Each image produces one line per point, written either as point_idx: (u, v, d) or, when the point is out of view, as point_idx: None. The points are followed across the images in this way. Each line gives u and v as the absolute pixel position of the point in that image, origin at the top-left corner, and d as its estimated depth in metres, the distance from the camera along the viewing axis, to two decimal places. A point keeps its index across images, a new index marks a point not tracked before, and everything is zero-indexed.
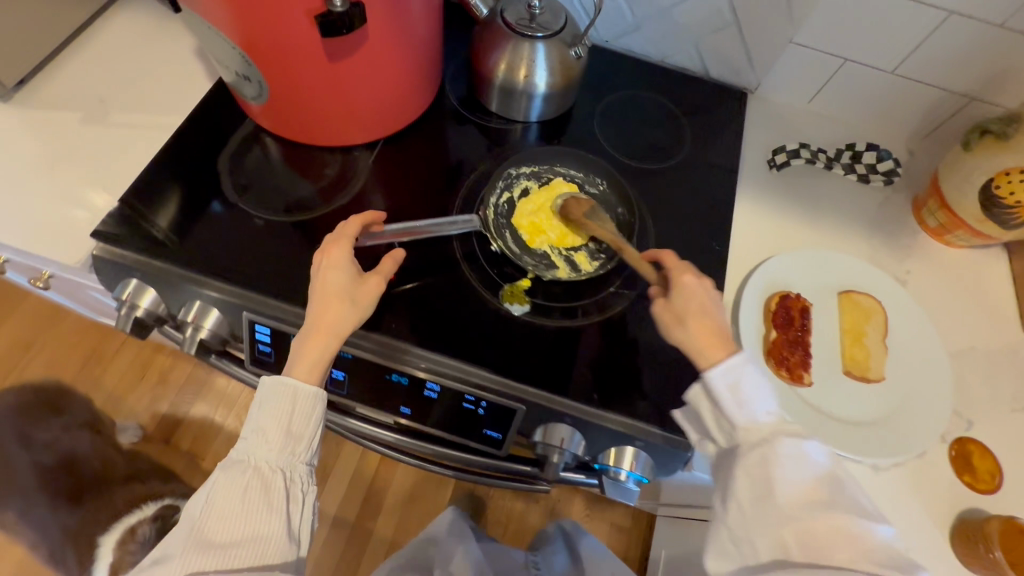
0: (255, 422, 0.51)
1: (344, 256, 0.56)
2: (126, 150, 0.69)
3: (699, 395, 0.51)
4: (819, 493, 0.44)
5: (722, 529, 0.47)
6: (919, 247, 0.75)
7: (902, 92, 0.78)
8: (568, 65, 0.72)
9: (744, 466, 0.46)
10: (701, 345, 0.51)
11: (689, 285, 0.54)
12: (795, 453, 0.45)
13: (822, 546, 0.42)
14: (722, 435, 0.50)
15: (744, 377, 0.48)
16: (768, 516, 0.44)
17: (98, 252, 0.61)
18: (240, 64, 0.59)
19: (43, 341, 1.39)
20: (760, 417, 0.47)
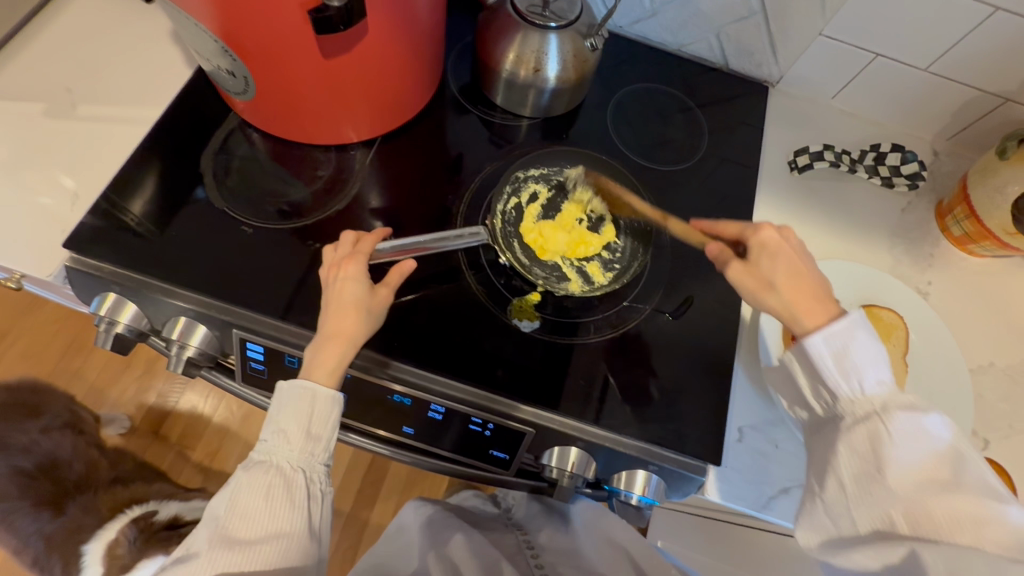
0: (275, 423, 0.51)
1: (358, 266, 0.54)
2: (97, 145, 0.64)
3: (793, 360, 0.48)
4: (939, 472, 0.40)
5: (816, 501, 0.45)
6: (940, 256, 0.72)
7: (933, 91, 0.73)
8: (582, 57, 0.66)
9: (847, 441, 0.44)
10: (799, 312, 0.49)
11: (770, 244, 0.52)
12: (910, 426, 0.42)
13: (938, 526, 0.38)
14: (819, 405, 0.47)
15: (854, 343, 0.45)
16: (873, 492, 0.41)
17: (70, 263, 0.56)
18: (221, 57, 0.53)
19: (21, 330, 1.34)
20: (867, 387, 0.44)
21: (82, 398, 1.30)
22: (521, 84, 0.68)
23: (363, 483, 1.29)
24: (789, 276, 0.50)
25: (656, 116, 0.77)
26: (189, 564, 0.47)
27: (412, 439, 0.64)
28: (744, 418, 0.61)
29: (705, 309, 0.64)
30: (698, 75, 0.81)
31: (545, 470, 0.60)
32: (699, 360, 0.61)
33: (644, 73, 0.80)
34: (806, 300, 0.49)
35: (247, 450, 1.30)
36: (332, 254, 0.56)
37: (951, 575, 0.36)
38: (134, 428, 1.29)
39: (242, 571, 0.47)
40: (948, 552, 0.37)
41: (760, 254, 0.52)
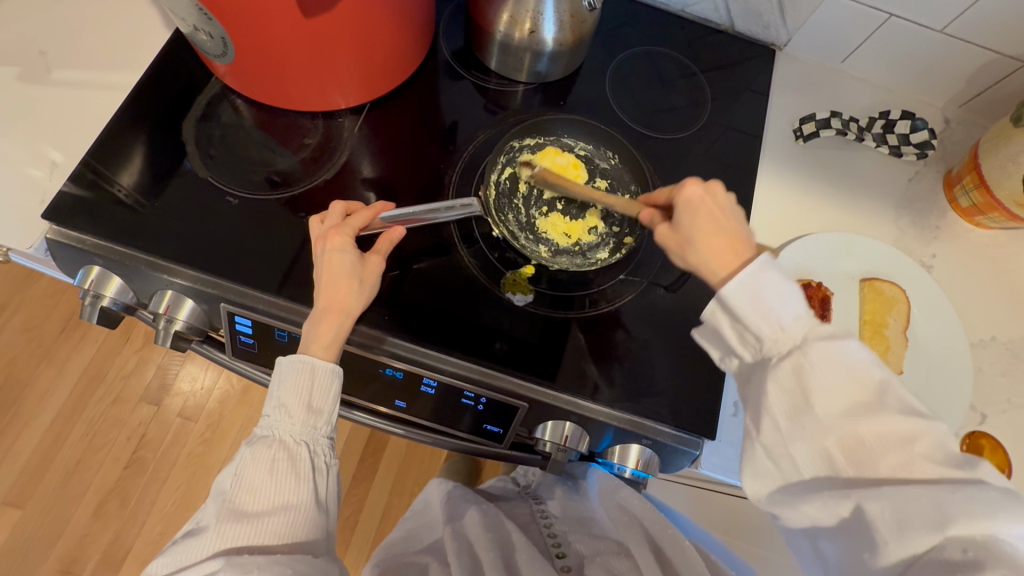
0: (277, 398, 0.51)
1: (346, 239, 0.53)
2: (74, 112, 0.61)
3: (718, 309, 0.45)
4: (862, 396, 0.39)
5: (756, 447, 0.42)
6: (947, 228, 0.70)
7: (947, 54, 0.70)
8: (580, 18, 0.62)
9: (776, 378, 0.41)
10: (713, 263, 0.46)
11: (692, 201, 0.47)
12: (834, 355, 0.40)
13: (871, 455, 0.38)
14: (747, 350, 0.44)
15: (766, 283, 0.43)
16: (806, 429, 0.40)
17: (50, 235, 0.55)
18: (198, 17, 0.50)
19: (20, 301, 1.34)
20: (787, 323, 0.42)
21: (84, 368, 1.32)
22: (516, 47, 0.65)
23: (363, 455, 1.30)
24: (715, 236, 0.46)
25: (657, 81, 0.73)
26: (200, 538, 0.47)
27: (405, 413, 0.63)
28: (740, 393, 0.60)
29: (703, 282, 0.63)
30: (703, 37, 0.77)
31: (539, 443, 0.60)
32: (694, 335, 0.60)
33: (647, 35, 0.76)
34: (722, 253, 0.46)
35: (247, 422, 1.31)
36: (321, 227, 0.54)
37: (898, 520, 0.36)
38: (133, 399, 1.31)
39: (251, 545, 0.47)
40: (888, 496, 0.36)
41: (681, 212, 0.48)
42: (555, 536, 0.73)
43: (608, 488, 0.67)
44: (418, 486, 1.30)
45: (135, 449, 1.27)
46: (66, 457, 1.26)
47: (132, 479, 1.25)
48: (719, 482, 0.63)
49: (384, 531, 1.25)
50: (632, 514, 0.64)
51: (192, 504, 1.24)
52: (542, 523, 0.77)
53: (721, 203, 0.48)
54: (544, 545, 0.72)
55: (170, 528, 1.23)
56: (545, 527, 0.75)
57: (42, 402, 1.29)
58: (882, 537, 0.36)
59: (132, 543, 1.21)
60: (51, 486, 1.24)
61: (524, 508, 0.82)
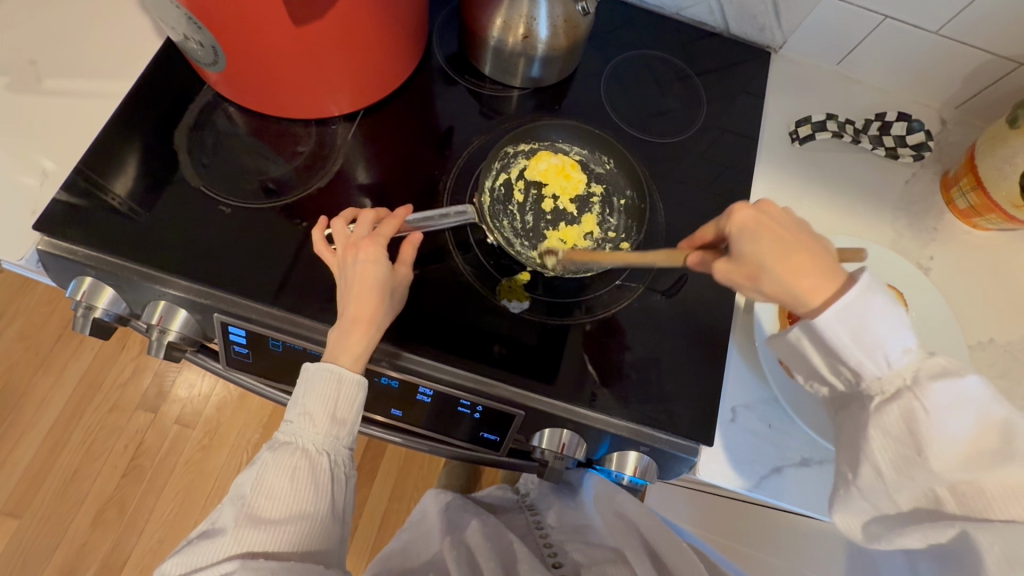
0: (300, 405, 0.50)
1: (381, 249, 0.52)
2: (65, 122, 0.61)
3: (802, 336, 0.42)
4: (984, 442, 0.38)
5: (850, 488, 0.42)
6: (944, 230, 0.70)
7: (942, 56, 0.70)
8: (574, 22, 0.62)
9: (881, 422, 0.40)
10: (802, 292, 0.41)
11: (747, 225, 0.42)
12: (947, 394, 0.38)
13: (987, 499, 0.37)
14: (840, 380, 0.43)
15: (869, 314, 0.39)
16: (916, 472, 0.38)
17: (41, 246, 0.54)
18: (188, 26, 0.50)
19: (15, 308, 1.34)
20: (894, 360, 0.39)
21: (80, 376, 1.31)
22: (510, 52, 0.65)
23: (362, 460, 1.30)
24: (793, 256, 0.41)
25: (652, 84, 0.73)
26: (217, 540, 0.47)
27: (401, 420, 0.63)
28: (738, 398, 0.60)
29: (700, 287, 0.63)
30: (698, 40, 0.77)
31: (536, 451, 0.60)
32: (691, 340, 0.60)
33: (641, 38, 0.76)
34: (800, 277, 0.41)
35: (245, 428, 1.31)
36: (348, 234, 0.53)
37: (1006, 556, 0.37)
38: (130, 406, 1.30)
39: (266, 552, 0.46)
40: (1004, 534, 0.37)
41: (739, 239, 0.42)
42: (552, 546, 0.74)
43: (605, 496, 0.66)
44: (417, 491, 1.29)
45: (133, 457, 1.27)
46: (64, 465, 1.25)
47: (129, 486, 1.25)
48: (714, 488, 0.64)
49: (384, 536, 1.25)
50: (629, 519, 0.64)
51: (191, 511, 1.24)
52: (541, 533, 0.77)
53: (788, 215, 0.43)
54: (542, 554, 0.73)
55: (169, 535, 1.22)
56: (543, 537, 0.76)
57: (38, 410, 1.28)
58: (990, 571, 0.37)
59: (130, 551, 1.21)
60: (49, 494, 1.23)
61: (520, 518, 0.83)
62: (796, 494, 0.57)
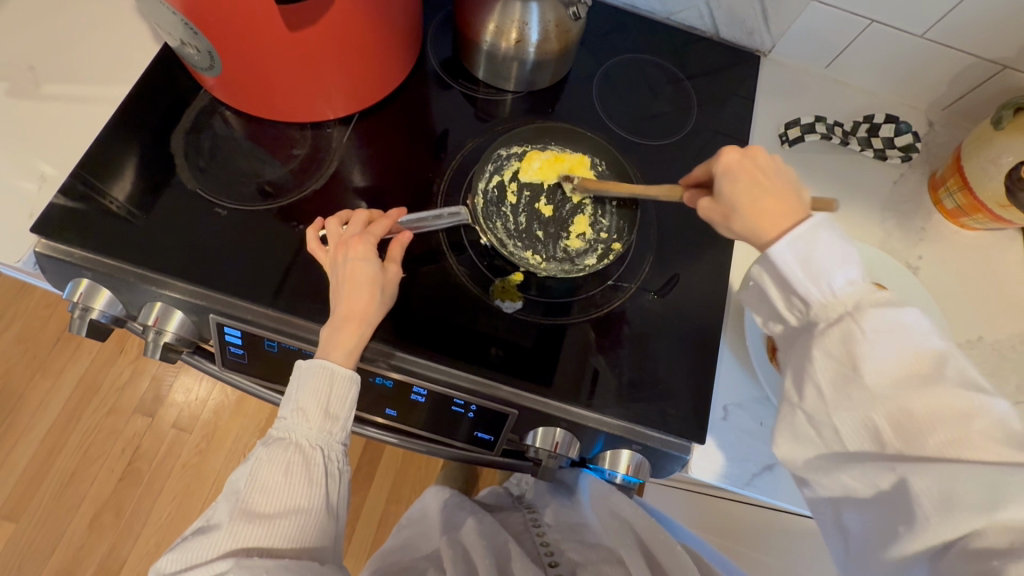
0: (294, 401, 0.51)
1: (369, 247, 0.53)
2: (63, 126, 0.61)
3: (762, 271, 0.43)
4: (920, 368, 0.37)
5: (796, 412, 0.41)
6: (932, 230, 0.71)
7: (928, 59, 0.71)
8: (565, 27, 0.63)
9: (822, 343, 0.40)
10: (762, 227, 0.43)
11: (731, 166, 0.45)
12: (886, 322, 0.38)
13: (919, 428, 0.36)
14: (792, 314, 0.43)
15: (819, 244, 0.40)
16: (855, 395, 0.38)
17: (38, 248, 0.55)
18: (184, 31, 0.51)
19: (13, 313, 1.34)
20: (838, 288, 0.40)
21: (77, 380, 1.32)
22: (503, 57, 0.66)
23: (359, 463, 1.30)
24: (766, 198, 0.43)
25: (643, 88, 0.74)
26: (211, 535, 0.47)
27: (396, 421, 0.63)
28: (730, 396, 0.61)
29: (691, 287, 0.63)
30: (689, 44, 0.78)
31: (530, 450, 0.60)
32: (684, 339, 0.60)
33: (633, 43, 0.77)
34: (773, 215, 0.43)
35: (242, 431, 1.31)
36: (341, 233, 0.54)
37: (944, 497, 0.34)
38: (127, 410, 1.30)
39: (260, 547, 0.47)
40: (936, 471, 0.35)
41: (721, 180, 0.46)
42: (549, 545, 0.74)
43: (600, 495, 0.66)
44: (415, 493, 1.29)
45: (129, 461, 1.27)
46: (60, 469, 1.25)
47: (126, 490, 1.25)
48: (706, 485, 0.64)
49: (382, 537, 1.25)
50: (622, 517, 0.64)
51: (187, 515, 1.24)
52: (537, 532, 0.78)
53: (772, 163, 0.45)
54: (537, 554, 0.73)
55: (165, 539, 1.22)
56: (539, 536, 0.77)
57: (35, 414, 1.28)
58: (923, 512, 0.35)
59: (127, 555, 1.20)
60: (46, 498, 1.23)
61: (516, 517, 0.83)
62: (789, 490, 0.57)
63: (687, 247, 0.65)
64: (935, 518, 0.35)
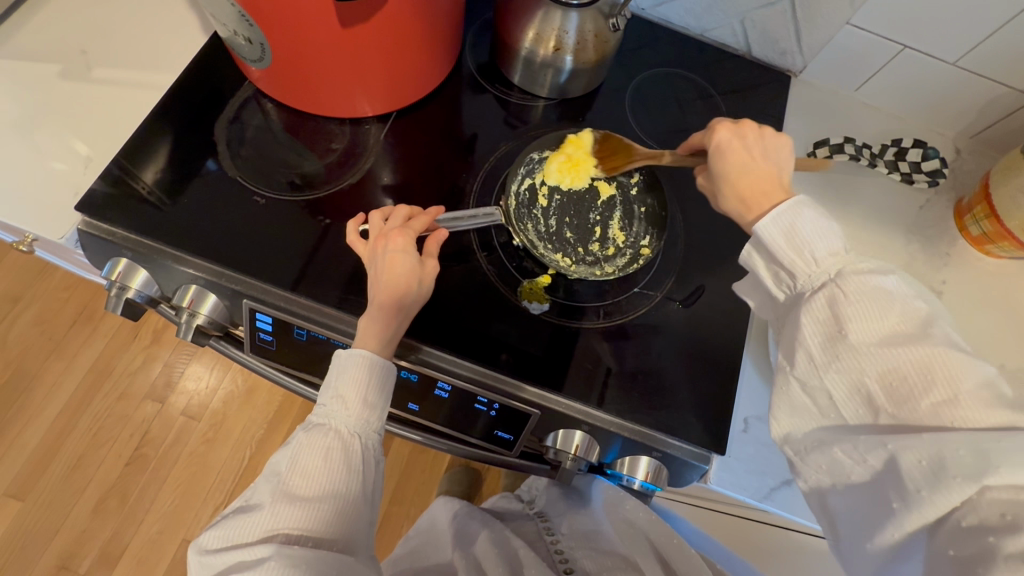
0: (333, 387, 0.52)
1: (409, 241, 0.53)
2: (109, 110, 0.63)
3: (753, 253, 0.46)
4: (905, 328, 0.39)
5: (790, 378, 0.43)
6: (956, 255, 0.71)
7: (958, 87, 0.72)
8: (603, 37, 0.64)
9: (809, 311, 0.42)
10: (741, 208, 0.47)
11: (721, 144, 0.49)
12: (868, 287, 0.40)
13: (909, 389, 0.38)
14: (781, 290, 0.45)
15: (801, 221, 0.43)
16: (842, 356, 0.40)
17: (82, 226, 0.56)
18: (238, 22, 0.52)
19: (33, 293, 1.36)
20: (819, 258, 0.42)
21: (92, 362, 1.33)
22: (539, 64, 0.67)
23: None
24: (745, 172, 0.47)
25: (674, 101, 0.75)
26: (253, 515, 0.48)
27: (417, 416, 0.64)
28: (751, 409, 0.61)
29: (716, 299, 0.64)
30: (720, 61, 0.80)
31: (549, 452, 0.61)
32: (706, 352, 0.61)
33: (665, 57, 0.79)
34: (754, 197, 0.47)
35: (251, 422, 1.32)
36: (382, 225, 0.56)
37: (934, 468, 0.36)
38: (138, 394, 1.31)
39: (299, 530, 0.47)
40: (926, 443, 0.36)
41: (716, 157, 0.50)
42: (562, 552, 0.74)
43: (614, 501, 0.65)
44: (418, 495, 1.29)
45: (138, 446, 1.27)
46: (69, 450, 1.26)
47: (133, 475, 1.25)
48: (727, 502, 0.64)
49: (386, 537, 1.25)
50: (636, 521, 0.65)
51: (192, 503, 1.24)
52: (552, 540, 0.78)
53: (760, 142, 0.49)
54: (552, 561, 0.74)
55: (168, 526, 1.22)
56: (553, 543, 0.77)
57: (48, 394, 1.30)
58: (914, 485, 0.37)
59: (130, 540, 1.21)
60: (53, 478, 1.24)
61: (530, 526, 0.84)
62: (806, 504, 0.57)
63: (713, 261, 0.66)
64: (924, 491, 0.36)
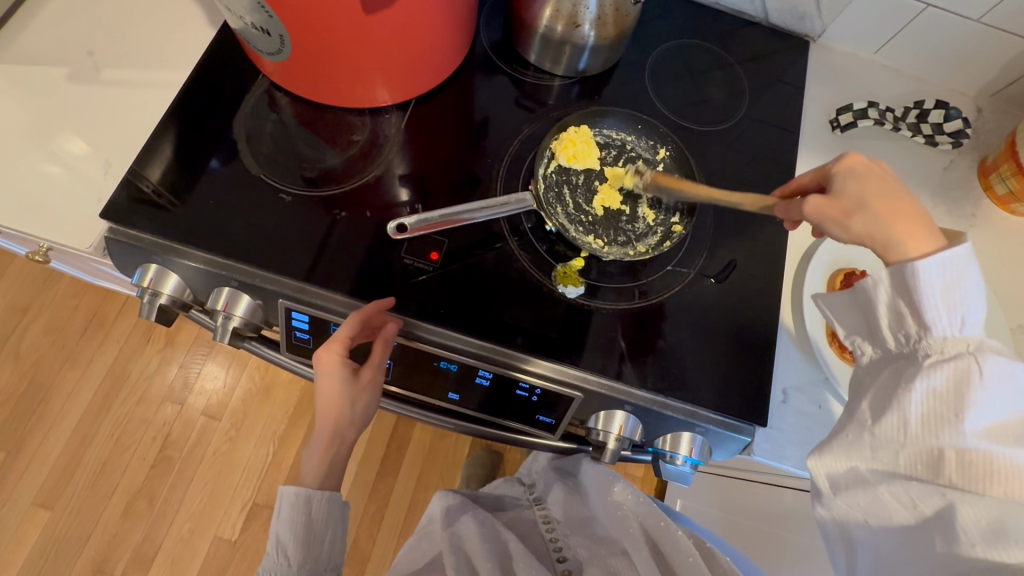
0: (275, 540, 0.59)
1: (335, 361, 0.56)
2: (123, 112, 0.61)
3: (879, 285, 0.42)
4: (1015, 426, 0.37)
5: (864, 431, 0.41)
6: (982, 216, 0.71)
7: (981, 45, 0.71)
8: (624, 12, 0.62)
9: (924, 378, 0.39)
10: (899, 235, 0.41)
11: (853, 168, 0.44)
12: (1001, 372, 0.38)
13: (990, 471, 0.36)
14: (894, 338, 0.42)
15: (967, 275, 0.39)
16: (941, 430, 0.38)
17: (110, 234, 0.55)
18: (256, 14, 0.50)
19: (42, 302, 1.35)
20: (967, 325, 0.39)
21: (107, 368, 1.32)
22: (559, 41, 0.66)
23: (387, 450, 1.32)
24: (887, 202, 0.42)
25: (694, 73, 0.74)
26: None
27: (456, 405, 0.64)
28: (788, 380, 0.61)
29: (749, 272, 0.64)
30: (737, 29, 0.78)
31: (591, 433, 0.61)
32: (742, 327, 0.61)
33: (681, 28, 0.77)
34: (904, 225, 0.41)
35: (272, 418, 1.32)
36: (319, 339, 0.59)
37: (993, 529, 0.35)
38: (156, 397, 1.31)
39: None
40: (993, 510, 0.35)
41: (843, 179, 0.44)
42: (556, 540, 0.78)
43: (603, 487, 0.72)
44: (442, 481, 1.31)
45: (161, 449, 1.28)
46: (93, 456, 1.26)
47: (159, 477, 1.26)
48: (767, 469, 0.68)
49: (411, 523, 1.26)
50: (623, 502, 0.70)
51: (220, 502, 1.25)
52: (547, 527, 0.81)
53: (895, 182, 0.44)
54: (545, 549, 0.78)
55: (199, 526, 1.24)
56: (549, 532, 0.80)
57: (67, 402, 1.29)
58: (968, 538, 0.35)
59: (161, 542, 1.22)
60: (80, 485, 1.24)
61: (528, 515, 0.85)
62: None
63: (742, 235, 0.65)
64: (977, 547, 0.35)
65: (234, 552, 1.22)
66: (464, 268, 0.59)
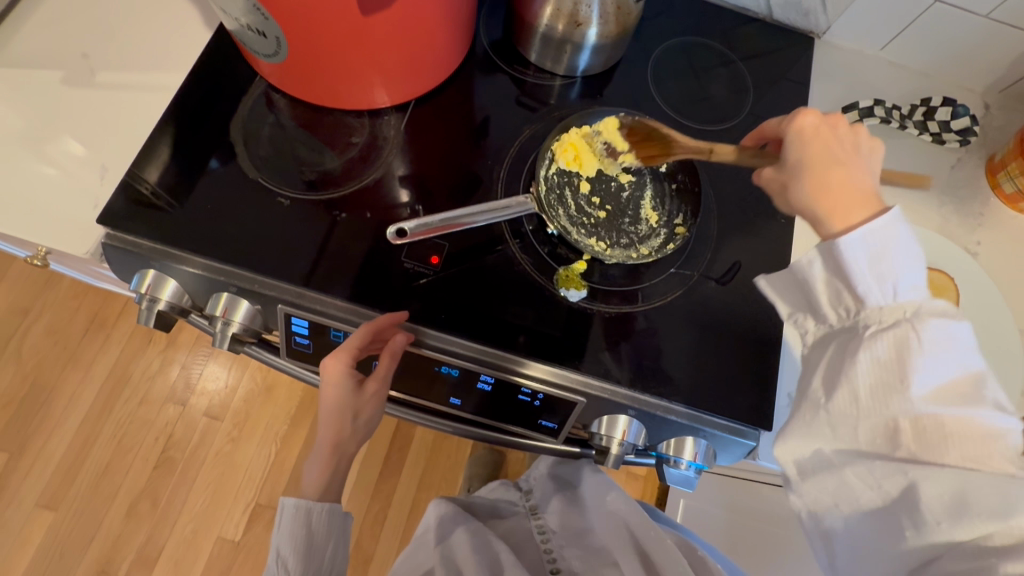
0: (276, 553, 0.58)
1: (340, 371, 0.55)
2: (119, 115, 0.61)
3: (815, 262, 0.41)
4: (961, 385, 0.37)
5: (819, 411, 0.40)
6: (990, 215, 0.70)
7: (990, 41, 0.70)
8: (626, 10, 0.61)
9: (870, 350, 0.38)
10: (825, 209, 0.42)
11: (806, 129, 0.45)
12: (942, 334, 0.37)
13: (941, 439, 0.36)
14: (835, 314, 0.41)
15: (894, 243, 0.39)
16: (891, 400, 0.37)
17: (107, 239, 0.55)
18: (253, 16, 0.50)
19: (42, 304, 1.35)
20: (901, 293, 0.38)
21: (109, 369, 1.32)
22: (560, 40, 0.65)
23: (390, 450, 1.31)
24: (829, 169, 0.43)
25: (697, 71, 0.73)
26: None
27: (457, 409, 0.64)
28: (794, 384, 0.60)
29: (753, 274, 0.63)
30: (741, 26, 0.77)
31: (595, 437, 0.60)
32: (747, 330, 0.60)
33: (684, 25, 0.76)
34: (836, 197, 0.42)
35: (274, 419, 1.32)
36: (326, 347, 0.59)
37: (954, 504, 0.35)
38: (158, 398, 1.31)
39: None
40: (949, 482, 0.35)
41: (795, 139, 0.45)
42: (551, 551, 0.77)
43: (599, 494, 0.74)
44: (444, 481, 1.30)
45: (163, 450, 1.28)
46: (96, 457, 1.26)
47: (161, 478, 1.26)
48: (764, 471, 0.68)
49: (413, 524, 1.26)
50: (619, 508, 0.71)
51: (223, 503, 1.25)
52: (541, 538, 0.79)
53: (851, 138, 0.45)
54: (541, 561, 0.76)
55: (202, 526, 1.24)
56: (544, 542, 0.78)
57: (69, 403, 1.29)
58: (933, 516, 0.36)
59: (165, 543, 1.22)
60: (83, 486, 1.24)
61: (524, 525, 0.84)
62: None
63: (747, 236, 0.65)
64: (941, 522, 0.35)
65: (237, 552, 1.23)
66: (465, 271, 0.59)
